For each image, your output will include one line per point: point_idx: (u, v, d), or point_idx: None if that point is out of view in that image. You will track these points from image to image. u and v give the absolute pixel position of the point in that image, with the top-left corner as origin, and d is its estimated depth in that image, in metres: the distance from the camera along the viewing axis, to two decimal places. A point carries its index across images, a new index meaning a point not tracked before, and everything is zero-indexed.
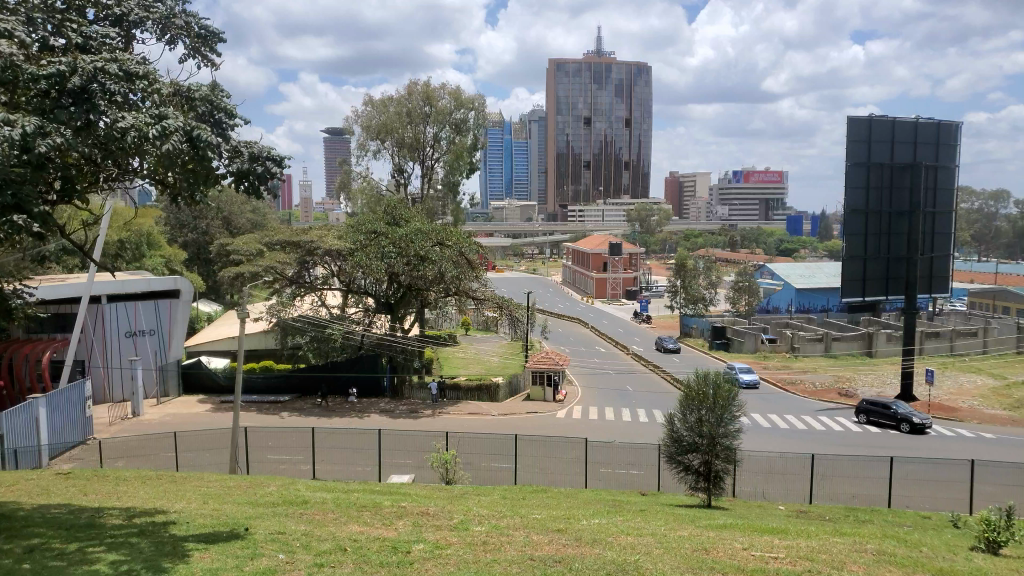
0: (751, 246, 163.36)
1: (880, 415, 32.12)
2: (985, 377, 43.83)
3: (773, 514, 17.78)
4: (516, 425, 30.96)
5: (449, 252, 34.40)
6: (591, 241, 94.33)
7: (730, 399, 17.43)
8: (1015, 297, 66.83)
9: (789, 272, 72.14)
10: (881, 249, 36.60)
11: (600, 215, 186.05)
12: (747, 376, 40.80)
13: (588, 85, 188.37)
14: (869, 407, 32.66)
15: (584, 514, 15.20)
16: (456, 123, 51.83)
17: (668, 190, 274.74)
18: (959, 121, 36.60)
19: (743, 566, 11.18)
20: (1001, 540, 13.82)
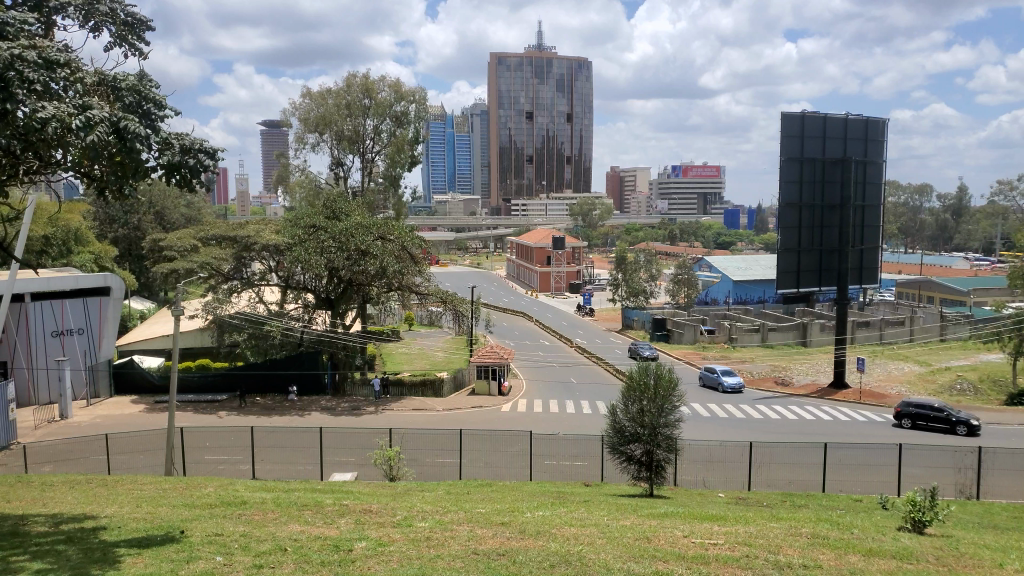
0: (691, 239, 166.32)
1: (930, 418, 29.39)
2: (913, 365, 45.62)
3: (712, 501, 18.19)
4: (460, 420, 30.96)
5: (391, 247, 34.17)
6: (533, 235, 94.57)
7: (671, 390, 17.74)
8: (939, 287, 69.79)
9: (726, 265, 73.78)
10: (813, 242, 37.71)
11: (544, 210, 186.99)
12: (734, 380, 38.01)
13: (530, 80, 189.32)
14: (912, 410, 29.78)
15: (528, 507, 15.29)
16: (396, 116, 51.37)
17: (610, 185, 277.70)
18: (886, 118, 37.89)
19: (684, 553, 11.39)
20: (926, 520, 14.43)
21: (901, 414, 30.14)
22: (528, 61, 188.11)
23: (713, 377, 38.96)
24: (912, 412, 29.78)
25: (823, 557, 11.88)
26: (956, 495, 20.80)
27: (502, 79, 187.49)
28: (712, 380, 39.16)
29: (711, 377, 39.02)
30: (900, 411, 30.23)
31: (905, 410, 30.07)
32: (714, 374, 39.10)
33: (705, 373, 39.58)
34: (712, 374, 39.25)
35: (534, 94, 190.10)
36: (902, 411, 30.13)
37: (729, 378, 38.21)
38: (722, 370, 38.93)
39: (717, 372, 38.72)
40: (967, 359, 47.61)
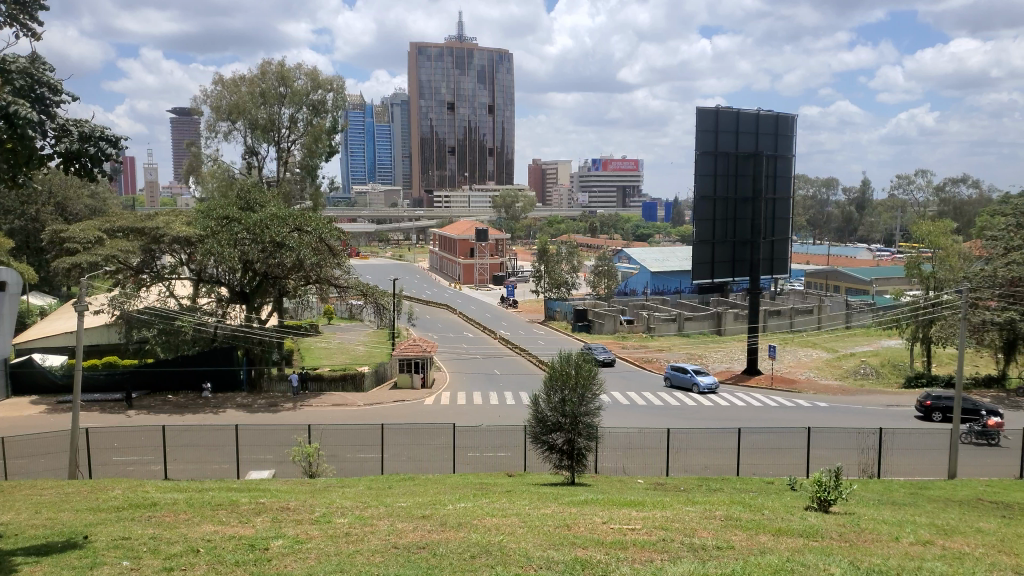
0: (611, 231, 169.16)
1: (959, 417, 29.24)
2: (820, 351, 47.75)
3: (632, 487, 18.62)
4: (381, 414, 30.70)
5: (308, 239, 33.42)
6: (456, 227, 94.31)
7: (591, 378, 18.04)
8: (845, 277, 73.30)
9: (644, 256, 75.43)
10: (727, 234, 38.92)
11: (466, 201, 186.73)
12: (710, 380, 35.94)
13: (451, 71, 188.34)
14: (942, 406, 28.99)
15: (450, 499, 15.28)
16: (313, 105, 50.26)
17: (532, 177, 279.20)
18: (794, 114, 39.37)
19: (602, 539, 11.62)
20: (831, 498, 15.17)
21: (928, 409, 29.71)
22: (449, 51, 187.23)
23: (686, 377, 36.67)
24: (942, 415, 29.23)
25: (735, 538, 12.34)
26: (859, 474, 21.91)
27: (423, 69, 185.87)
28: (684, 381, 36.84)
29: (684, 378, 36.68)
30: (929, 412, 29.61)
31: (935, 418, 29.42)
32: (686, 374, 36.82)
33: (675, 373, 37.21)
34: (684, 375, 36.95)
35: (455, 85, 189.26)
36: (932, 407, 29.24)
37: (704, 378, 36.04)
38: (695, 370, 36.71)
39: (689, 373, 36.37)
40: (869, 345, 50.19)
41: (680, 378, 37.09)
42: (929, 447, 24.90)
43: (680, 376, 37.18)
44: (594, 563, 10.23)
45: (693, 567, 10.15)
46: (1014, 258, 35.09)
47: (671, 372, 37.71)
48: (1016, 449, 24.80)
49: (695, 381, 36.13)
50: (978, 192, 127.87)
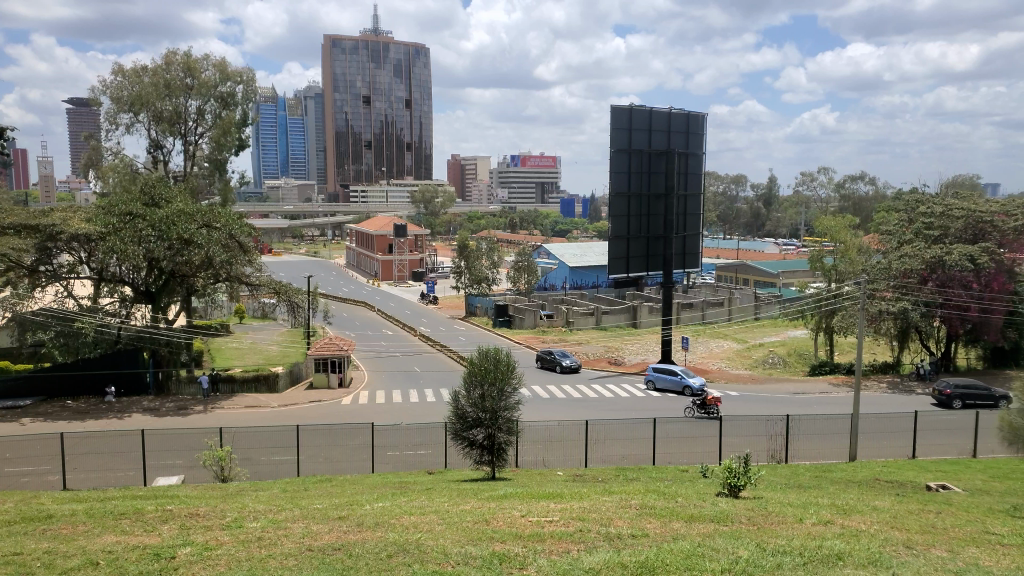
0: (530, 227, 170.42)
1: (977, 393, 29.89)
2: (731, 342, 49.43)
3: (552, 480, 18.87)
4: (296, 415, 30.07)
5: (218, 235, 32.42)
6: (373, 223, 93.17)
7: (510, 372, 18.17)
8: (753, 270, 76.21)
9: (562, 252, 76.54)
10: (641, 229, 39.79)
11: (384, 197, 184.97)
12: (701, 382, 33.84)
13: (366, 64, 185.50)
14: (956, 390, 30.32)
15: (367, 499, 15.09)
16: (222, 97, 48.71)
17: (450, 173, 278.43)
18: (704, 113, 40.54)
19: (521, 533, 11.70)
20: (740, 484, 15.76)
21: (948, 396, 30.08)
22: (364, 44, 184.56)
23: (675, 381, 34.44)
24: (954, 388, 30.42)
25: (649, 526, 12.64)
26: (768, 460, 22.85)
27: (337, 62, 182.44)
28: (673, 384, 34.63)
29: (673, 381, 34.42)
30: (945, 391, 30.33)
31: (951, 388, 30.32)
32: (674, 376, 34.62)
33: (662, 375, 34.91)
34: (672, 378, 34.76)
35: (371, 78, 186.60)
36: (939, 387, 30.88)
37: (695, 380, 33.89)
38: (683, 372, 34.62)
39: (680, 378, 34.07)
40: (776, 335, 52.34)
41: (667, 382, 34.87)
42: (830, 432, 26.22)
43: (666, 379, 34.97)
44: (512, 557, 10.28)
45: (609, 556, 10.30)
46: (908, 251, 37.20)
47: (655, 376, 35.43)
48: (909, 432, 26.37)
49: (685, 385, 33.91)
50: (875, 189, 135.39)
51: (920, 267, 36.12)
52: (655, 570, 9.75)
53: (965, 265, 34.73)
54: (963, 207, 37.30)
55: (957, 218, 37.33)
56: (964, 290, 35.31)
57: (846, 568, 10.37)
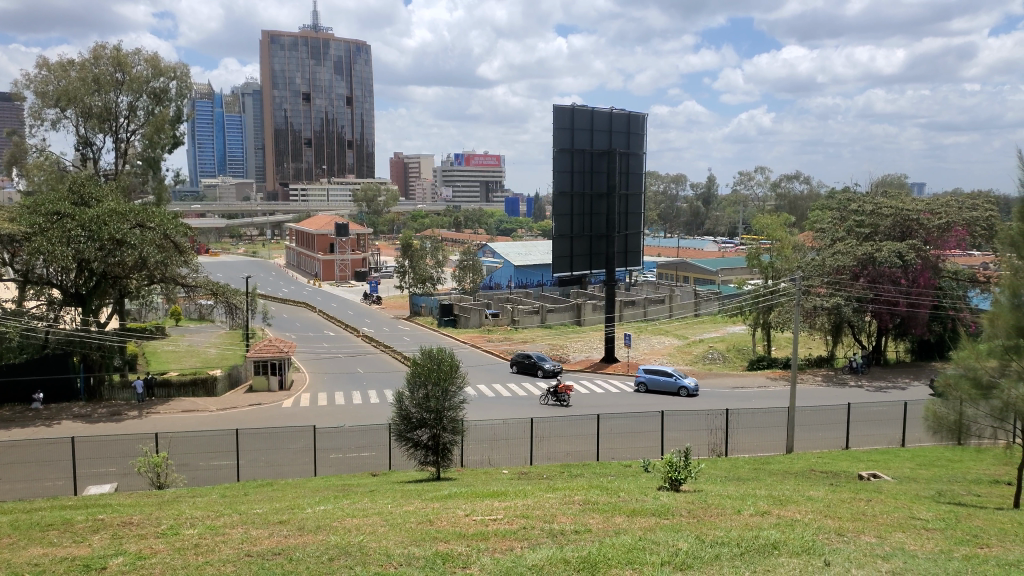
0: (474, 225, 170.27)
1: None
2: (672, 338, 50.34)
3: (497, 478, 18.94)
4: (237, 418, 29.47)
5: (152, 235, 31.52)
6: (314, 222, 91.83)
7: (453, 371, 18.14)
8: (693, 268, 77.72)
9: (507, 251, 76.78)
10: (584, 228, 40.12)
11: (325, 196, 182.56)
12: (695, 382, 33.36)
13: (306, 61, 182.19)
14: None
15: (309, 502, 14.90)
16: (154, 93, 47.42)
17: (393, 171, 276.21)
18: (644, 113, 41.22)
19: (465, 532, 11.72)
20: (681, 478, 16.11)
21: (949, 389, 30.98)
22: (304, 41, 181.00)
23: (670, 381, 33.57)
24: None
25: (592, 521, 12.82)
26: (709, 453, 23.37)
27: (276, 58, 178.62)
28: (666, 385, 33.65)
29: (666, 382, 33.52)
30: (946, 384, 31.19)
31: None
32: (666, 377, 33.79)
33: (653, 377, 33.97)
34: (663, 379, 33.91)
35: (311, 75, 183.39)
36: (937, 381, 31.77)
37: (690, 380, 33.34)
38: (674, 372, 33.89)
39: (678, 376, 33.36)
40: (715, 331, 53.45)
41: (659, 383, 33.79)
42: (768, 425, 26.93)
43: (657, 380, 33.99)
44: (456, 556, 10.30)
45: (553, 553, 10.39)
46: (840, 248, 38.47)
47: (645, 378, 34.29)
48: (842, 423, 27.27)
49: (681, 385, 33.14)
50: (810, 189, 139.57)
51: (853, 264, 37.23)
52: (598, 564, 9.88)
53: (894, 261, 36.00)
54: (891, 206, 38.63)
55: (885, 216, 38.64)
56: (894, 285, 36.60)
57: (781, 556, 10.69)
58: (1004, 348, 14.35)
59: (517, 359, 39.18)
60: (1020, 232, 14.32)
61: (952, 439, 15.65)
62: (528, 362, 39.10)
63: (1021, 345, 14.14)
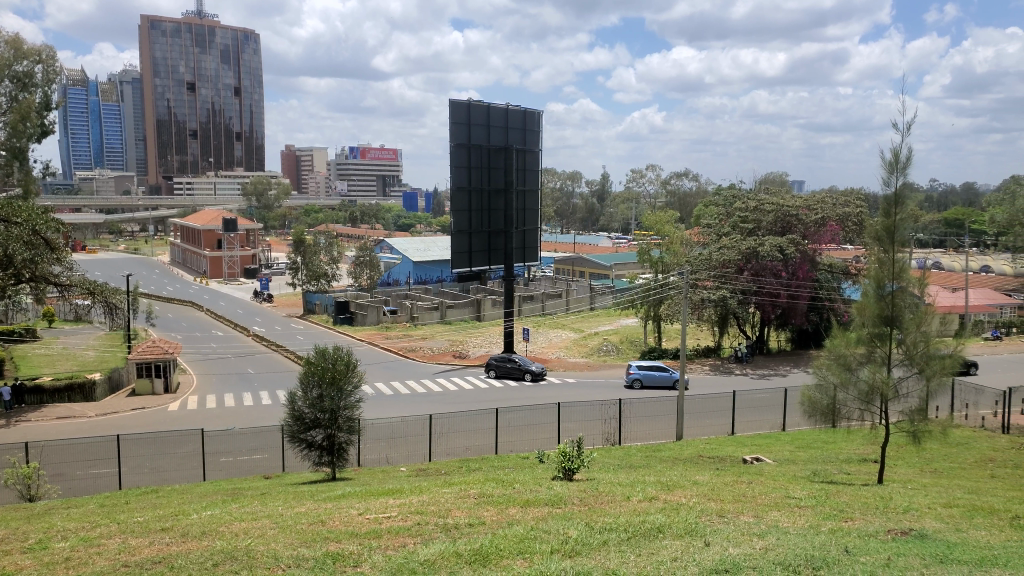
0: (371, 221, 167.94)
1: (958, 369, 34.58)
2: (569, 332, 51.33)
3: (394, 476, 18.81)
4: (118, 424, 27.95)
5: (18, 231, 29.41)
6: (200, 216, 87.98)
7: (349, 371, 17.91)
8: (589, 264, 79.46)
9: (405, 246, 76.15)
10: (482, 224, 40.25)
11: (212, 189, 175.69)
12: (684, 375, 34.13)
13: (190, 48, 173.59)
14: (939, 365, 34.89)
15: (195, 509, 14.35)
16: (18, 77, 44.36)
17: (285, 164, 268.22)
18: (538, 110, 41.80)
19: (357, 531, 11.63)
20: (574, 467, 16.52)
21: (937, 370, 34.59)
22: (187, 27, 172.22)
23: (665, 375, 33.58)
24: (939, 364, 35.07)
25: (486, 514, 12.95)
26: (604, 442, 24.05)
27: (157, 45, 169.27)
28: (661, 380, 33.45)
29: (663, 377, 33.42)
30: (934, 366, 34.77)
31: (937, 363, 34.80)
32: (662, 371, 33.66)
33: (649, 372, 33.49)
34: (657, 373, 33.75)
35: (195, 63, 174.98)
36: None
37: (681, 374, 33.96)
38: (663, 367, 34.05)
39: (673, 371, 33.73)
40: (610, 324, 54.86)
41: (656, 377, 33.44)
42: (659, 413, 27.94)
43: (653, 376, 33.58)
44: (346, 555, 10.21)
45: (445, 547, 10.48)
46: (726, 243, 40.34)
47: (641, 372, 33.57)
48: (728, 410, 28.68)
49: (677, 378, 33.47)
50: (698, 186, 145.19)
51: (738, 257, 39.02)
52: (489, 556, 10.02)
53: (776, 254, 38.15)
54: (773, 202, 40.89)
55: (767, 212, 40.87)
56: (775, 278, 38.76)
57: (665, 539, 11.17)
58: (872, 335, 15.53)
59: (501, 363, 36.68)
60: (885, 227, 15.61)
61: (824, 422, 16.57)
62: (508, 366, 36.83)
63: (887, 332, 15.45)
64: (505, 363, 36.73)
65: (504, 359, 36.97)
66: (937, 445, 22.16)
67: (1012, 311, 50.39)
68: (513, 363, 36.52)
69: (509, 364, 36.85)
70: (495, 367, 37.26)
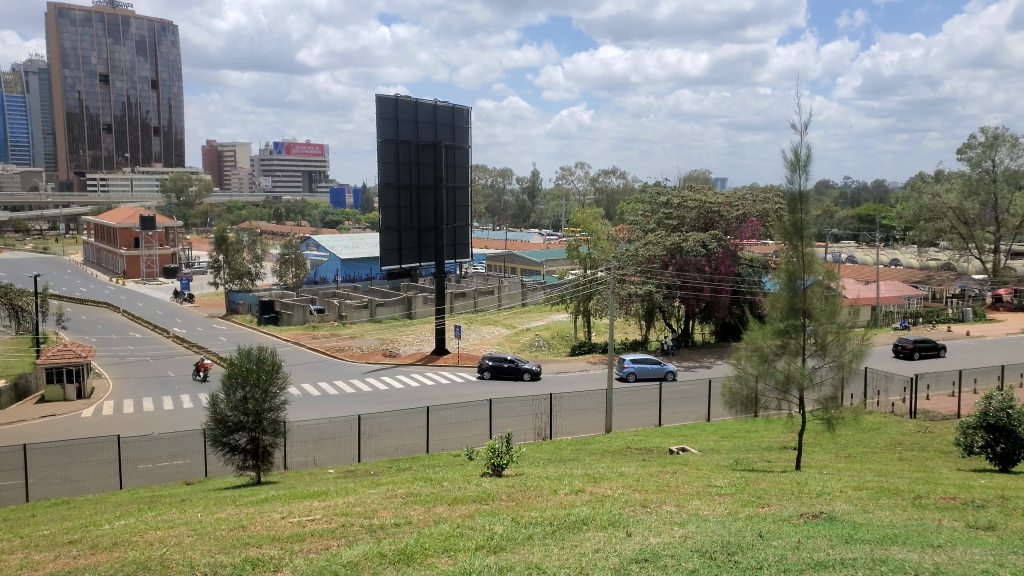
0: (297, 218, 164.10)
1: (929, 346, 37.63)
2: (500, 328, 51.52)
3: (322, 478, 18.50)
4: (26, 433, 26.63)
5: None
6: (115, 214, 84.38)
7: (274, 372, 17.57)
8: (520, 260, 79.84)
9: (333, 243, 74.95)
10: (411, 221, 39.90)
11: (128, 185, 168.69)
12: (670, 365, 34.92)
13: (102, 38, 165.79)
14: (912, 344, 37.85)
15: (107, 518, 13.82)
16: None
17: (207, 160, 259.94)
18: (467, 107, 41.75)
19: (278, 535, 11.41)
20: (503, 463, 16.59)
21: (909, 350, 37.52)
22: (99, 16, 164.35)
23: (655, 367, 34.04)
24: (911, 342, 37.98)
25: (412, 513, 12.89)
26: (535, 437, 24.28)
27: (66, 34, 161.13)
28: (653, 371, 33.93)
29: (654, 368, 33.92)
30: (907, 345, 37.67)
31: (909, 342, 37.76)
32: (654, 363, 34.09)
33: (643, 364, 33.86)
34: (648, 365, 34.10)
35: (108, 54, 167.47)
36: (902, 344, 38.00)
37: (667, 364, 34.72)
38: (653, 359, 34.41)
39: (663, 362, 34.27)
40: (541, 320, 55.31)
41: (648, 369, 33.86)
42: (588, 407, 28.31)
43: (646, 368, 33.90)
44: (265, 560, 10.01)
45: (368, 548, 10.39)
46: (651, 239, 41.30)
47: (634, 365, 33.88)
48: (655, 402, 29.30)
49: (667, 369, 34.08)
50: (627, 182, 147.39)
51: (663, 253, 40.18)
52: (413, 555, 10.00)
53: (698, 250, 39.14)
54: (696, 199, 41.93)
55: (691, 208, 41.87)
56: (698, 273, 39.72)
57: (588, 531, 11.35)
58: (785, 328, 16.16)
59: (497, 363, 34.93)
60: (795, 223, 16.24)
61: (745, 412, 17.06)
62: (501, 366, 35.21)
63: (800, 324, 16.05)
64: (501, 363, 34.91)
65: (498, 359, 35.30)
66: (851, 431, 23.18)
67: (920, 302, 53.17)
68: (511, 363, 34.77)
69: (503, 364, 35.17)
70: (487, 367, 35.34)
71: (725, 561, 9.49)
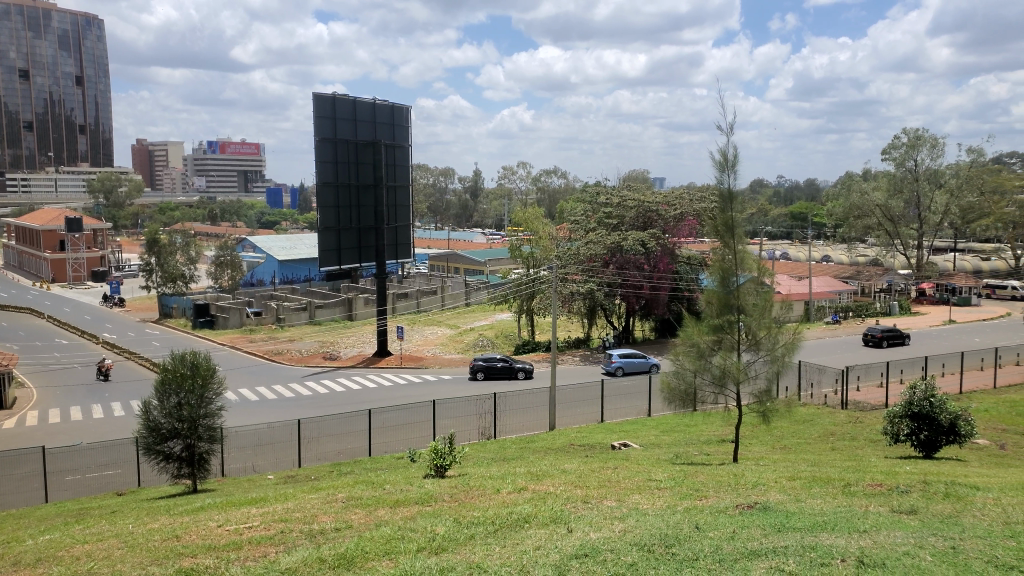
0: (233, 219, 160.26)
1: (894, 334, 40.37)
2: (443, 328, 51.36)
3: (260, 484, 18.12)
4: None
5: None
6: (38, 216, 80.95)
7: (209, 377, 17.14)
8: (462, 260, 79.84)
9: (270, 244, 73.47)
10: (351, 221, 39.37)
11: (52, 186, 161.82)
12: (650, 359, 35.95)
13: (20, 32, 158.68)
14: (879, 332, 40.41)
15: (31, 533, 13.27)
16: None
17: (137, 159, 251.75)
18: (406, 106, 41.53)
19: (214, 544, 11.14)
20: (446, 463, 16.53)
21: (878, 339, 39.98)
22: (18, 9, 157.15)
23: (641, 361, 34.83)
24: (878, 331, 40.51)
25: (354, 517, 12.74)
26: (479, 436, 24.30)
27: None
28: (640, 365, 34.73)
29: (640, 363, 34.74)
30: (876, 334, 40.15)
31: (877, 331, 40.28)
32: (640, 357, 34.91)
33: (631, 359, 34.59)
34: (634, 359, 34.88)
35: (28, 49, 160.63)
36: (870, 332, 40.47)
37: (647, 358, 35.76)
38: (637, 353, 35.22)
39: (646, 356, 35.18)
40: (484, 319, 55.40)
41: (634, 364, 34.58)
42: (531, 406, 28.43)
43: (633, 362, 34.56)
44: (200, 570, 9.77)
45: (308, 553, 10.24)
46: (592, 238, 41.71)
47: (622, 360, 34.37)
48: (597, 399, 29.65)
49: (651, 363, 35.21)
50: (568, 181, 148.71)
51: (603, 252, 40.64)
52: (353, 559, 9.89)
53: (638, 248, 39.72)
54: (634, 198, 42.50)
55: (630, 207, 42.42)
56: (638, 271, 40.35)
57: (530, 529, 11.41)
58: (720, 324, 16.52)
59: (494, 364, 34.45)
60: (728, 222, 16.64)
61: (683, 407, 17.36)
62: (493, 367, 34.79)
63: (734, 320, 16.42)
64: (495, 364, 34.51)
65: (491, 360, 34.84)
66: (786, 422, 23.91)
67: (850, 297, 55.19)
68: (505, 363, 34.43)
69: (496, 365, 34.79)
70: (479, 368, 34.84)
71: (663, 554, 9.66)
